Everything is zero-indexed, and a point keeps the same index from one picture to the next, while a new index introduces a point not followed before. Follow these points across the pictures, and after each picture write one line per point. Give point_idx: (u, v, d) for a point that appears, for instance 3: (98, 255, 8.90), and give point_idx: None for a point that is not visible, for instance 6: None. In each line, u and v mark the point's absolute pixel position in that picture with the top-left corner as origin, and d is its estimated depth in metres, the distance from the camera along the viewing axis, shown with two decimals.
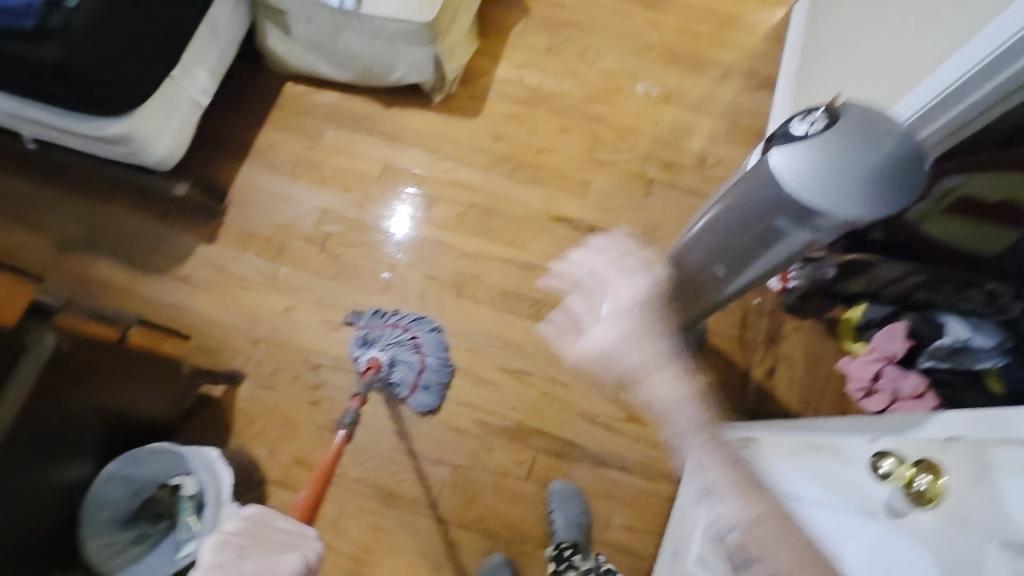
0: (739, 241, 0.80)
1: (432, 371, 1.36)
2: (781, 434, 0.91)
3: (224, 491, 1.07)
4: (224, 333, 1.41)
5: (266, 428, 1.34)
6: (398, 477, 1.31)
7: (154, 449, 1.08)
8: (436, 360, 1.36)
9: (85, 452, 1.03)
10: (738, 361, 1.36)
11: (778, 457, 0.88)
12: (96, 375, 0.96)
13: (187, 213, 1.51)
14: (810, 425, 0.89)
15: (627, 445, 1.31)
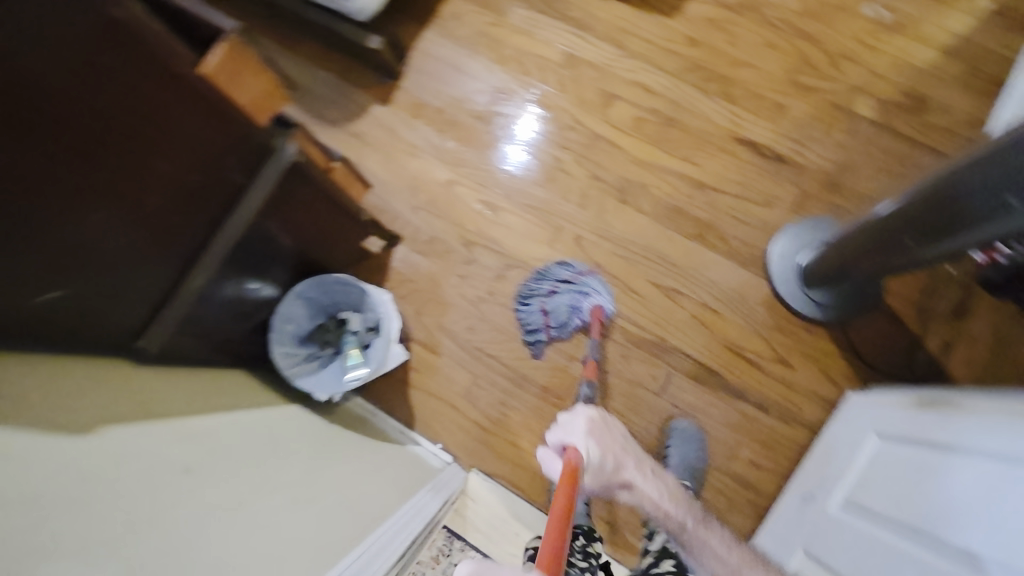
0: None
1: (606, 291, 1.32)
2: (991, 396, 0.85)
3: (393, 330, 1.13)
4: (388, 194, 1.44)
5: (415, 290, 1.39)
6: (534, 364, 1.33)
7: (336, 279, 1.15)
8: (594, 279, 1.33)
9: (282, 271, 1.10)
10: (911, 327, 1.27)
11: (986, 417, 0.82)
12: (309, 197, 0.99)
13: (366, 71, 1.51)
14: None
15: (769, 384, 1.27)
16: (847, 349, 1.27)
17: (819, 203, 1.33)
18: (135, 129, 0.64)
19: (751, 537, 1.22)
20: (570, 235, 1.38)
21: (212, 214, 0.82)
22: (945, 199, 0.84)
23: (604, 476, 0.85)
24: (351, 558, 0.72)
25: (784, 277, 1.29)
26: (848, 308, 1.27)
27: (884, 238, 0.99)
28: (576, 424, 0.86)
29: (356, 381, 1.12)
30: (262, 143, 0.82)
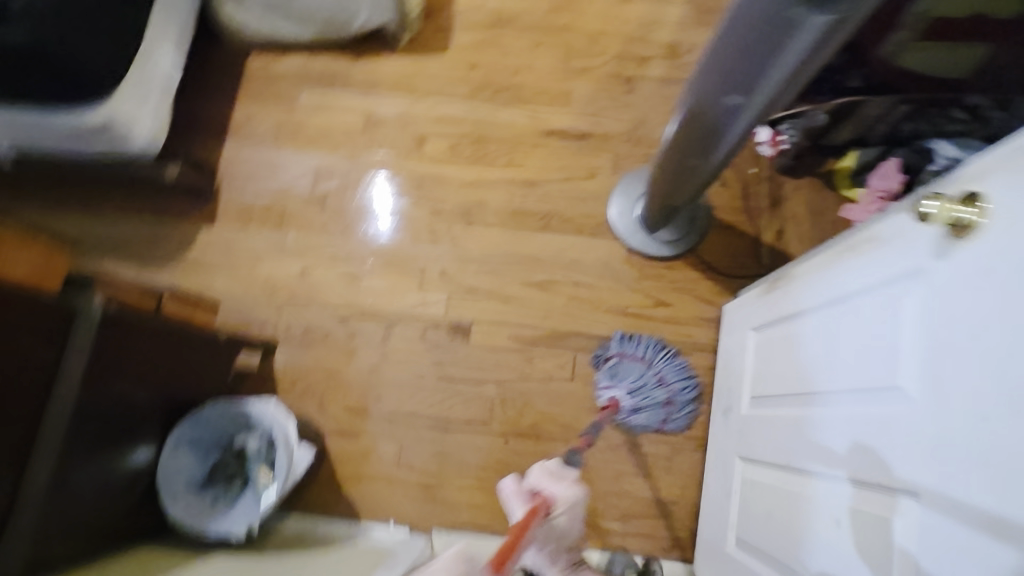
0: (742, 59, 0.78)
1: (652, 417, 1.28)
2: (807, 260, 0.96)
3: (291, 435, 1.07)
4: (247, 305, 1.41)
5: (311, 385, 1.36)
6: (450, 403, 1.34)
7: (213, 410, 1.09)
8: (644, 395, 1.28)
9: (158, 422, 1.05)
10: (746, 230, 1.43)
11: (815, 278, 0.92)
12: (148, 340, 0.96)
13: (180, 199, 1.48)
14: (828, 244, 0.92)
15: (659, 327, 1.36)
16: (707, 270, 1.40)
17: (632, 159, 1.47)
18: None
19: (702, 468, 1.28)
20: (435, 273, 1.42)
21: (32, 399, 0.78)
22: (701, 111, 0.93)
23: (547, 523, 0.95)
24: None
25: (631, 232, 1.41)
26: (692, 235, 1.40)
27: (676, 162, 1.09)
28: (562, 481, 0.97)
29: (269, 504, 1.05)
30: (54, 309, 0.79)
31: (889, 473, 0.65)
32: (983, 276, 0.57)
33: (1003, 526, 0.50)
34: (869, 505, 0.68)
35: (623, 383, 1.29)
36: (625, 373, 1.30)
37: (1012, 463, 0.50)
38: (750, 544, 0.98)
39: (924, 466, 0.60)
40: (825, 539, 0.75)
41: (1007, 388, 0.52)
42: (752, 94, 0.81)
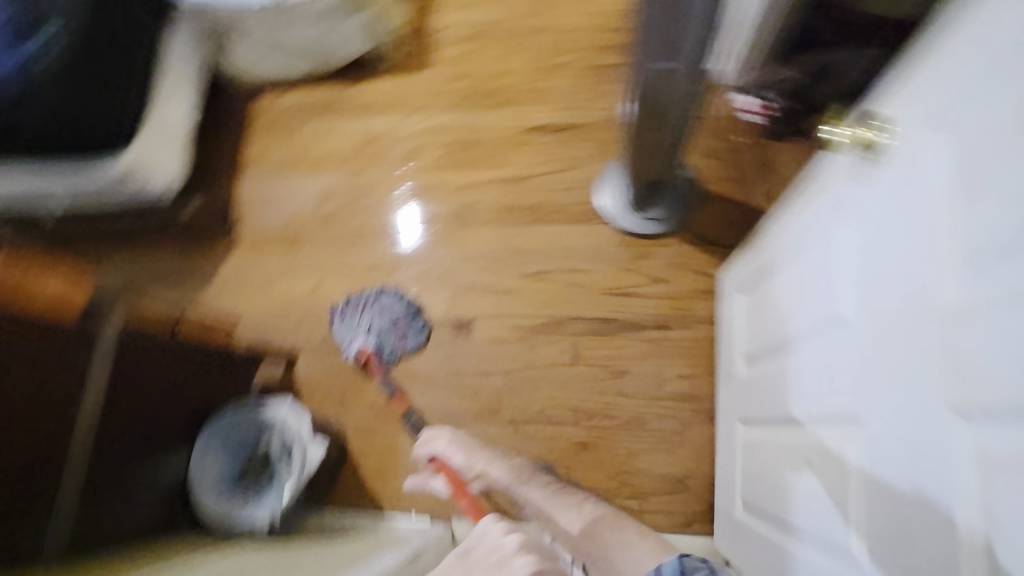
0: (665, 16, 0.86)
1: (414, 334, 1.44)
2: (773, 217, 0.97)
3: (305, 430, 1.19)
4: (268, 323, 1.52)
5: (329, 391, 1.45)
6: (459, 396, 1.39)
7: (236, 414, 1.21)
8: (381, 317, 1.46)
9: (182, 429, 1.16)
10: (738, 198, 1.42)
11: (779, 231, 0.93)
12: (165, 358, 1.06)
13: (204, 233, 1.63)
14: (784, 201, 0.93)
15: (656, 304, 1.37)
16: (701, 243, 1.39)
17: (616, 144, 1.50)
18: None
19: (712, 440, 1.27)
20: (436, 274, 1.49)
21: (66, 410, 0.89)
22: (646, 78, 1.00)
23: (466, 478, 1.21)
24: None
25: (619, 214, 1.43)
26: (681, 210, 1.41)
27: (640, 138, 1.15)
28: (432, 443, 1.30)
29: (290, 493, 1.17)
30: (80, 332, 0.91)
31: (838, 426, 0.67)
32: (898, 195, 0.58)
33: (928, 444, 0.50)
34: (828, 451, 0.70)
35: (361, 334, 1.45)
36: (360, 318, 1.46)
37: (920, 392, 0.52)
38: (750, 503, 0.97)
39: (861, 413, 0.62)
40: (802, 483, 0.76)
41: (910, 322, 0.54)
42: (680, 54, 0.90)
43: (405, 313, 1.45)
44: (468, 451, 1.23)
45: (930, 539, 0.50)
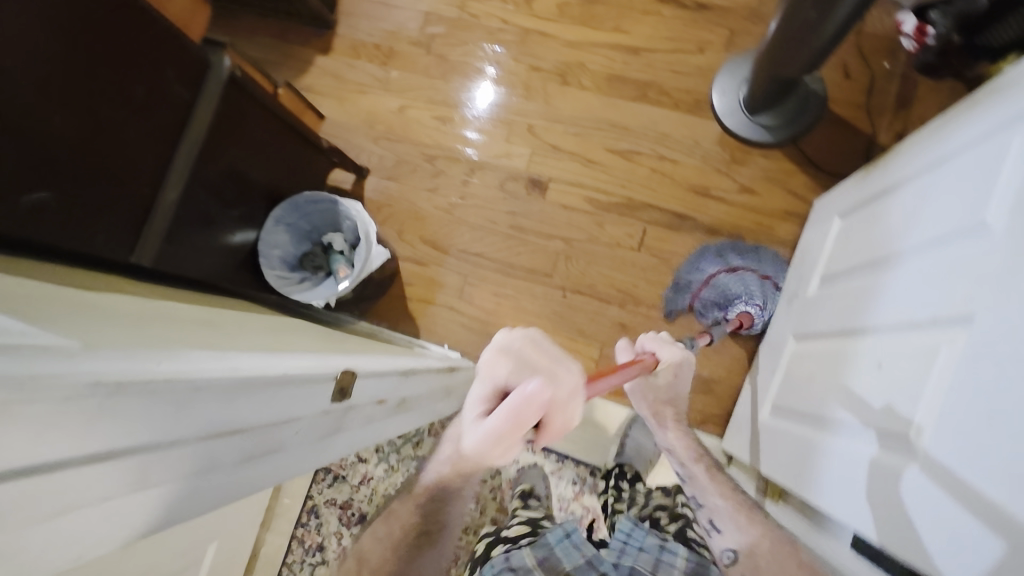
0: None
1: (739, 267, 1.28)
2: (914, 138, 0.89)
3: (371, 234, 1.19)
4: (348, 133, 1.52)
5: (393, 213, 1.47)
6: (517, 251, 1.40)
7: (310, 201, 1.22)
8: (713, 287, 1.29)
9: (262, 201, 1.17)
10: (861, 128, 1.32)
11: (916, 155, 0.85)
12: (261, 118, 1.06)
13: (302, 28, 1.59)
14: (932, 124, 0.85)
15: (738, 213, 1.32)
16: (805, 164, 1.32)
17: (748, 37, 1.38)
18: (69, 25, 0.71)
19: (753, 354, 1.27)
20: (523, 127, 1.44)
21: (171, 131, 0.90)
22: None
23: (658, 386, 1.02)
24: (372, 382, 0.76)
25: (730, 112, 1.34)
26: (800, 123, 1.30)
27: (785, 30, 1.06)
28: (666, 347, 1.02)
29: (345, 286, 1.18)
30: (196, 56, 0.89)
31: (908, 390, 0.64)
32: None
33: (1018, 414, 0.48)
34: (880, 412, 0.68)
35: (699, 281, 1.30)
36: (700, 271, 1.30)
37: None
38: (785, 411, 0.98)
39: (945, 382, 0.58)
40: (845, 423, 0.74)
41: None
42: None
43: (723, 252, 1.30)
44: (687, 374, 1.03)
45: (1016, 424, 0.48)
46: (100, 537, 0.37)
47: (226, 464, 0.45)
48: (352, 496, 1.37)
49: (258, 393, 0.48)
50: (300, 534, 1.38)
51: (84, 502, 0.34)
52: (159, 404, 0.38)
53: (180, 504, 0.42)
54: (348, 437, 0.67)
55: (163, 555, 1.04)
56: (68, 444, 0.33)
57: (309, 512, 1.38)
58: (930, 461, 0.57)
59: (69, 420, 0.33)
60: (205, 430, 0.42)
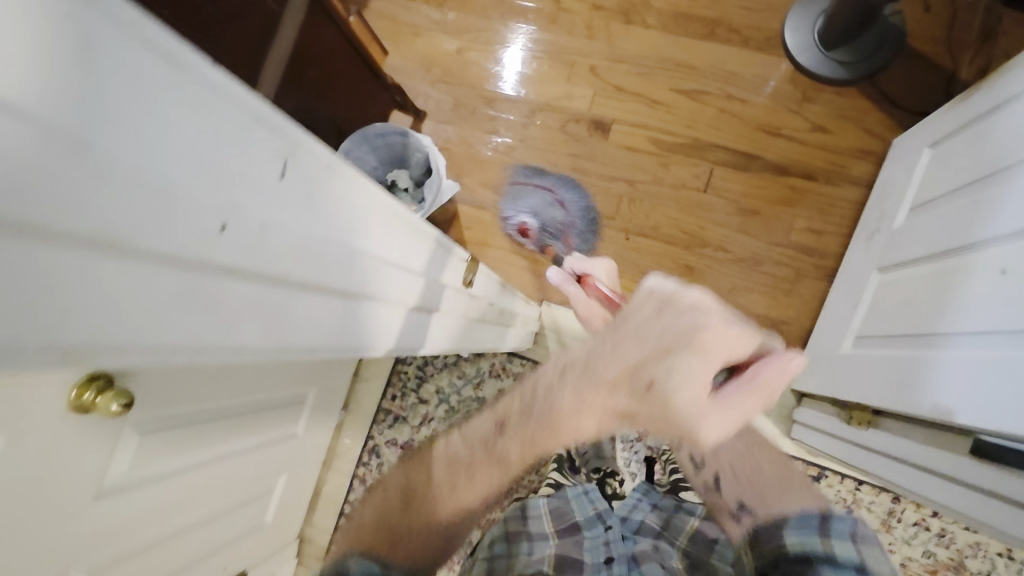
0: None
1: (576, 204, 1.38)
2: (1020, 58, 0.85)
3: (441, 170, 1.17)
4: (405, 76, 1.50)
5: (451, 157, 1.46)
6: (579, 194, 1.38)
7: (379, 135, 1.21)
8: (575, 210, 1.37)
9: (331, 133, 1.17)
10: (941, 64, 1.27)
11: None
12: (334, 43, 1.06)
13: None
14: None
15: (810, 153, 1.29)
16: (881, 102, 1.28)
17: None
18: None
19: (825, 295, 1.25)
20: (584, 68, 1.41)
21: (259, 46, 0.89)
22: None
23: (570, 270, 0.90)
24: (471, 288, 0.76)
25: (803, 48, 1.30)
26: (875, 60, 1.27)
27: None
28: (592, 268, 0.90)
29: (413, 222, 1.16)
30: None
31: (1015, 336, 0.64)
32: None
33: None
34: (976, 365, 0.68)
35: (526, 206, 1.40)
36: (527, 192, 1.41)
37: None
38: (873, 339, 0.96)
39: None
40: (932, 376, 0.75)
41: None
42: None
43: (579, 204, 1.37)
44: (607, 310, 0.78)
45: None
46: (309, 327, 0.42)
47: (386, 299, 0.50)
48: (413, 436, 1.38)
49: (413, 236, 0.52)
50: (361, 474, 1.40)
51: (314, 278, 0.39)
52: (367, 211, 0.43)
53: (352, 320, 0.47)
54: (445, 325, 0.68)
55: (244, 474, 1.05)
56: (318, 213, 0.37)
57: (371, 451, 1.40)
58: None
59: (324, 192, 0.37)
60: (382, 251, 0.47)
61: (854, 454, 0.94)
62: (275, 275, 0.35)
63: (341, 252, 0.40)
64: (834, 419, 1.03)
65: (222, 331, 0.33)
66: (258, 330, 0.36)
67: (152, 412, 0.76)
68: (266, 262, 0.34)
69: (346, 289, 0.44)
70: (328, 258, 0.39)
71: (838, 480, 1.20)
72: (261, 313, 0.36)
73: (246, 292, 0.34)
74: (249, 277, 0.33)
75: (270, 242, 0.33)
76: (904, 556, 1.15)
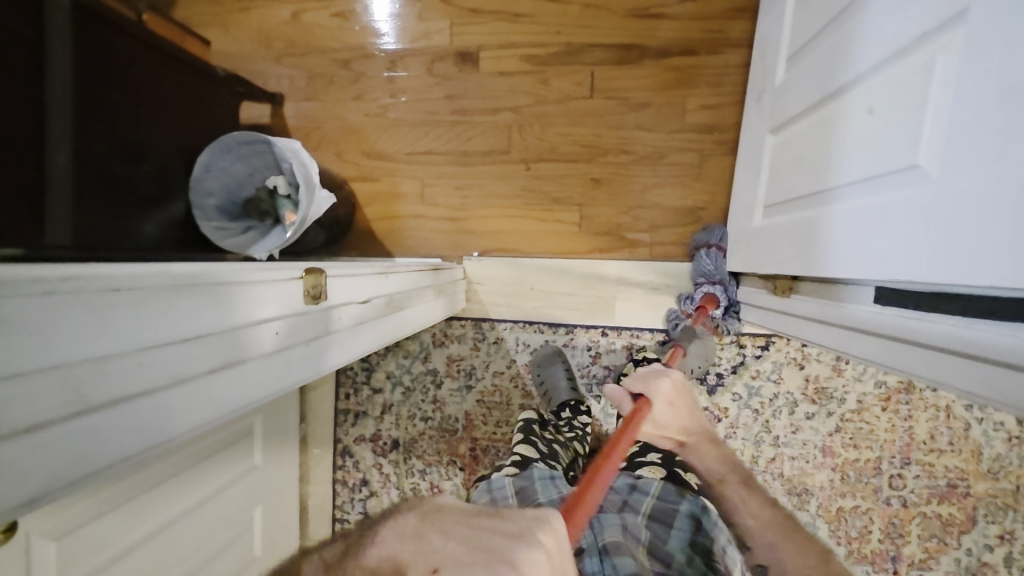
0: None
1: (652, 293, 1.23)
2: None
3: (313, 175, 1.04)
4: (247, 61, 1.35)
5: (325, 134, 1.35)
6: (467, 136, 1.30)
7: (241, 139, 1.07)
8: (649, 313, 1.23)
9: (179, 148, 1.06)
10: None
11: None
12: (134, 53, 0.94)
13: None
14: None
15: (684, 26, 1.22)
16: None
17: None
18: None
19: (732, 170, 1.23)
20: None
21: (30, 83, 0.78)
22: None
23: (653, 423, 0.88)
24: (364, 273, 0.70)
25: None
26: None
27: None
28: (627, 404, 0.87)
29: (289, 234, 1.04)
30: None
31: (881, 192, 0.63)
32: None
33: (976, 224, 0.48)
34: (855, 226, 0.68)
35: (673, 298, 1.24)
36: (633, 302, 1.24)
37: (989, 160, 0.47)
38: (778, 206, 0.94)
39: (912, 189, 0.57)
40: (825, 240, 0.75)
41: (1008, 79, 0.45)
42: None
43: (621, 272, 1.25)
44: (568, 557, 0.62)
45: (978, 233, 0.48)
46: (122, 437, 0.34)
47: (253, 354, 0.46)
48: (379, 427, 1.36)
49: (250, 293, 0.46)
50: (341, 477, 1.39)
51: (115, 391, 0.33)
52: (156, 296, 0.36)
53: (200, 398, 0.41)
54: (336, 338, 0.63)
55: (218, 520, 1.02)
56: (79, 331, 0.31)
57: (344, 453, 1.38)
58: (945, 179, 0.52)
59: (72, 311, 0.31)
60: (220, 316, 0.42)
61: (783, 321, 0.95)
62: (49, 418, 0.30)
63: (137, 351, 0.35)
64: (762, 291, 1.04)
65: (19, 493, 0.29)
66: (81, 466, 0.32)
67: (62, 514, 0.71)
68: (21, 410, 0.28)
69: (178, 377, 0.38)
70: (125, 364, 0.34)
71: (785, 343, 1.24)
72: (35, 459, 0.29)
73: (27, 443, 0.29)
74: (47, 422, 0.30)
75: (12, 392, 0.28)
76: (860, 393, 1.21)
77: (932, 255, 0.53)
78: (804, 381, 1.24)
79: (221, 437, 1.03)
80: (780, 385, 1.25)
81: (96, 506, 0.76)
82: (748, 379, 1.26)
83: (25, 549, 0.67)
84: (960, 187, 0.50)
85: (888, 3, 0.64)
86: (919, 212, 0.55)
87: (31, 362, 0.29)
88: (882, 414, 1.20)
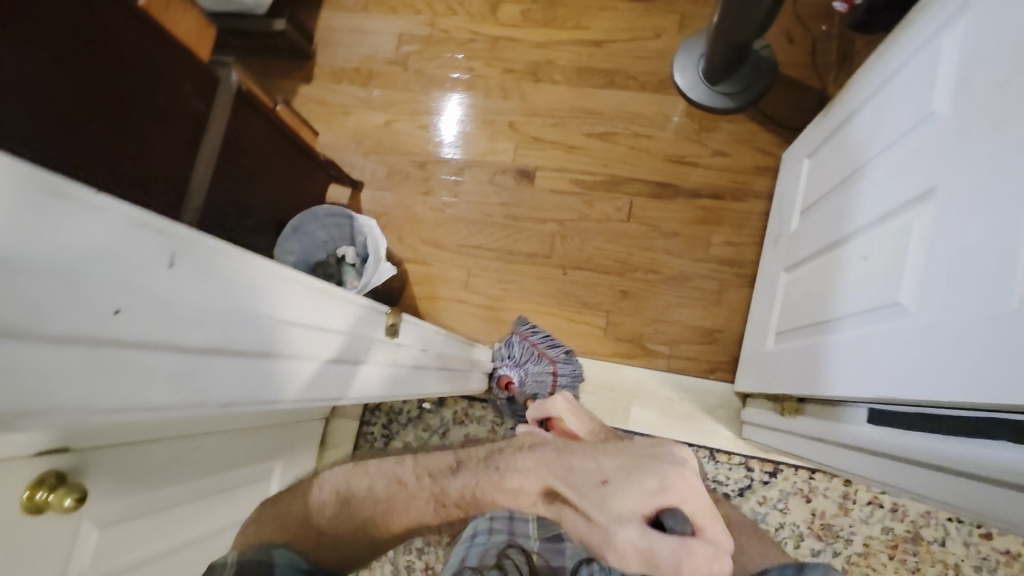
0: None
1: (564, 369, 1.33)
2: (859, 80, 0.99)
3: (382, 250, 1.20)
4: (339, 152, 1.60)
5: (392, 220, 1.54)
6: (515, 239, 1.48)
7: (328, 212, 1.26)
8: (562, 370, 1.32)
9: (275, 209, 1.25)
10: (810, 85, 1.43)
11: (865, 90, 0.94)
12: (263, 131, 1.15)
13: (284, 61, 1.67)
14: (871, 66, 0.95)
15: (714, 174, 1.42)
16: (767, 124, 1.43)
17: (699, 19, 1.50)
18: (110, 52, 0.80)
19: (749, 301, 1.36)
20: (504, 125, 1.54)
21: (189, 140, 0.99)
22: None
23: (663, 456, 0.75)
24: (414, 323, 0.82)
25: (692, 86, 1.45)
26: (754, 90, 1.41)
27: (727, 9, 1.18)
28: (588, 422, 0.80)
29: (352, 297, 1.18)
30: (205, 72, 0.99)
31: (873, 324, 0.74)
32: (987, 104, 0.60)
33: (946, 351, 0.58)
34: (853, 349, 0.78)
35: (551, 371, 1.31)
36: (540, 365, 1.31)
37: (955, 299, 0.58)
38: (787, 333, 1.05)
39: (896, 323, 0.68)
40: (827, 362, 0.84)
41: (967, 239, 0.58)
42: None
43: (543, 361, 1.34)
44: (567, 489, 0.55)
45: (944, 357, 0.58)
46: (214, 377, 0.46)
47: (311, 352, 0.58)
48: None
49: (316, 298, 0.59)
50: None
51: (226, 341, 0.46)
52: (266, 280, 0.50)
53: (266, 368, 0.52)
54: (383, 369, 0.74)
55: None
56: (217, 287, 0.44)
57: None
58: (922, 314, 0.64)
59: (218, 273, 0.44)
60: (298, 310, 0.55)
61: (789, 441, 1.01)
62: (188, 344, 0.42)
63: (247, 313, 0.48)
64: (771, 413, 1.10)
65: (151, 389, 0.40)
66: (194, 389, 0.44)
67: (109, 504, 0.78)
68: (178, 332, 0.41)
69: (263, 347, 0.51)
70: (240, 318, 0.47)
71: (793, 472, 1.26)
72: (167, 368, 0.41)
73: (165, 355, 0.41)
74: (186, 347, 0.42)
75: (178, 316, 0.40)
76: (865, 536, 1.21)
77: (913, 376, 0.63)
78: (810, 515, 1.24)
79: (246, 471, 1.09)
80: (785, 516, 1.25)
81: (136, 505, 0.82)
82: (755, 503, 1.27)
83: (74, 531, 0.73)
84: (933, 322, 0.61)
85: (881, 174, 0.81)
86: (904, 339, 0.66)
87: (193, 303, 0.41)
88: (889, 563, 1.19)
